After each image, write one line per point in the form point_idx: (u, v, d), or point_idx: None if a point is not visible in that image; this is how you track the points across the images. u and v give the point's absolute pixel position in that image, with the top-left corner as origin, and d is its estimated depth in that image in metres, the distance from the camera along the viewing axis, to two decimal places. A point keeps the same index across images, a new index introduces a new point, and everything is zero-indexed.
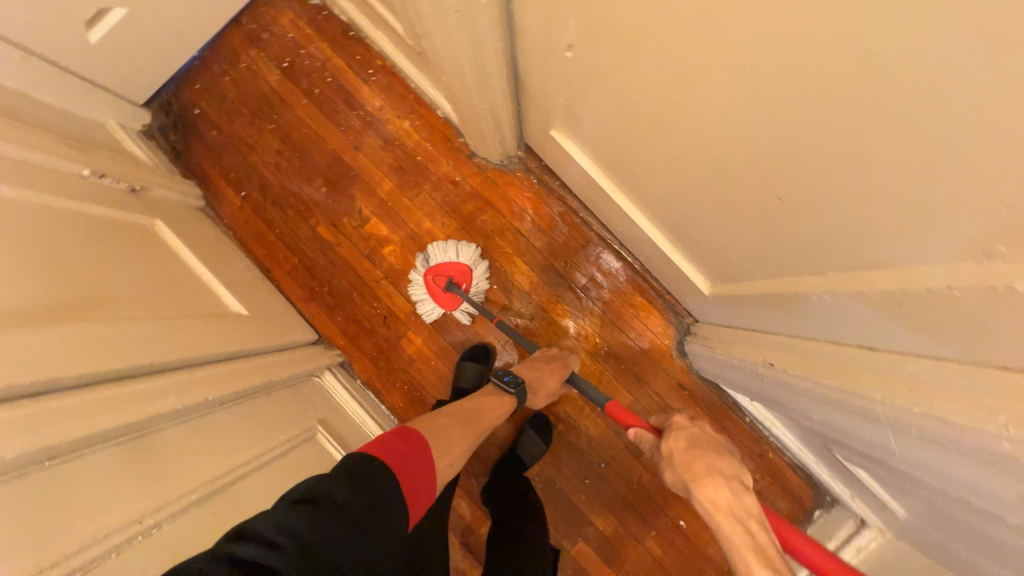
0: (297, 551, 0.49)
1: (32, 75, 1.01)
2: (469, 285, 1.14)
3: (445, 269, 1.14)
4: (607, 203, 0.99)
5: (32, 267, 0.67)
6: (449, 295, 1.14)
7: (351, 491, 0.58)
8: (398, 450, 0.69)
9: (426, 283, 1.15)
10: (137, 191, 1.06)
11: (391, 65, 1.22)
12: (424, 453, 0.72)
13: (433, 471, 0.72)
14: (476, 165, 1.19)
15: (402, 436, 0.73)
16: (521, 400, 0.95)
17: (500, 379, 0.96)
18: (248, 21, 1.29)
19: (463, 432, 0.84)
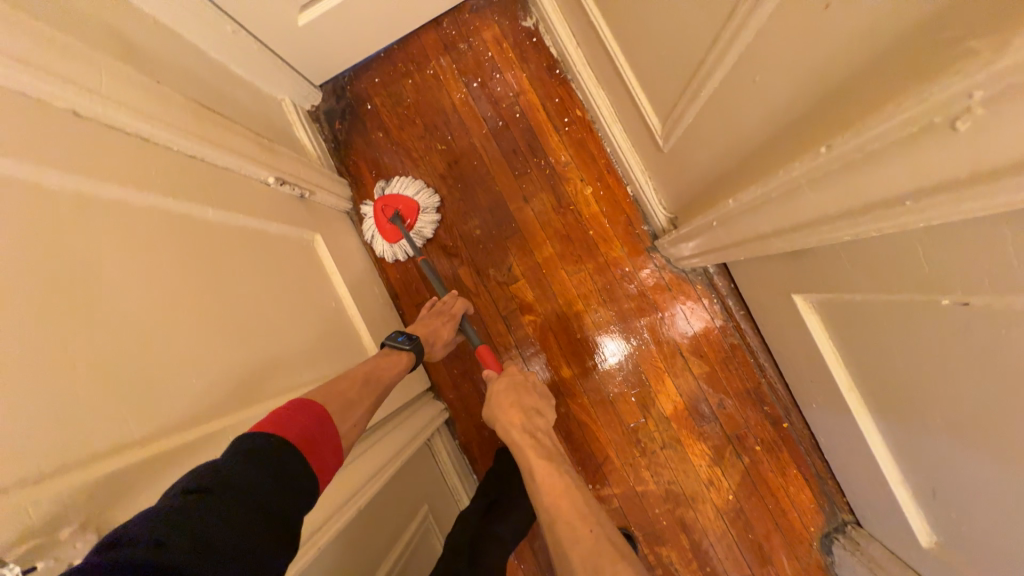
0: (188, 542, 0.39)
1: (236, 50, 0.94)
2: (414, 222, 1.13)
3: (395, 201, 1.12)
4: (814, 378, 0.84)
5: (221, 328, 0.62)
6: (393, 227, 1.13)
7: (251, 469, 0.48)
8: (294, 425, 0.55)
9: (373, 211, 1.14)
10: (305, 198, 0.99)
11: (591, 121, 1.09)
12: (330, 421, 0.60)
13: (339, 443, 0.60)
14: (653, 260, 1.06)
15: (297, 409, 0.58)
16: (417, 356, 0.87)
17: (395, 340, 0.87)
18: (448, 24, 1.17)
19: (366, 393, 0.72)
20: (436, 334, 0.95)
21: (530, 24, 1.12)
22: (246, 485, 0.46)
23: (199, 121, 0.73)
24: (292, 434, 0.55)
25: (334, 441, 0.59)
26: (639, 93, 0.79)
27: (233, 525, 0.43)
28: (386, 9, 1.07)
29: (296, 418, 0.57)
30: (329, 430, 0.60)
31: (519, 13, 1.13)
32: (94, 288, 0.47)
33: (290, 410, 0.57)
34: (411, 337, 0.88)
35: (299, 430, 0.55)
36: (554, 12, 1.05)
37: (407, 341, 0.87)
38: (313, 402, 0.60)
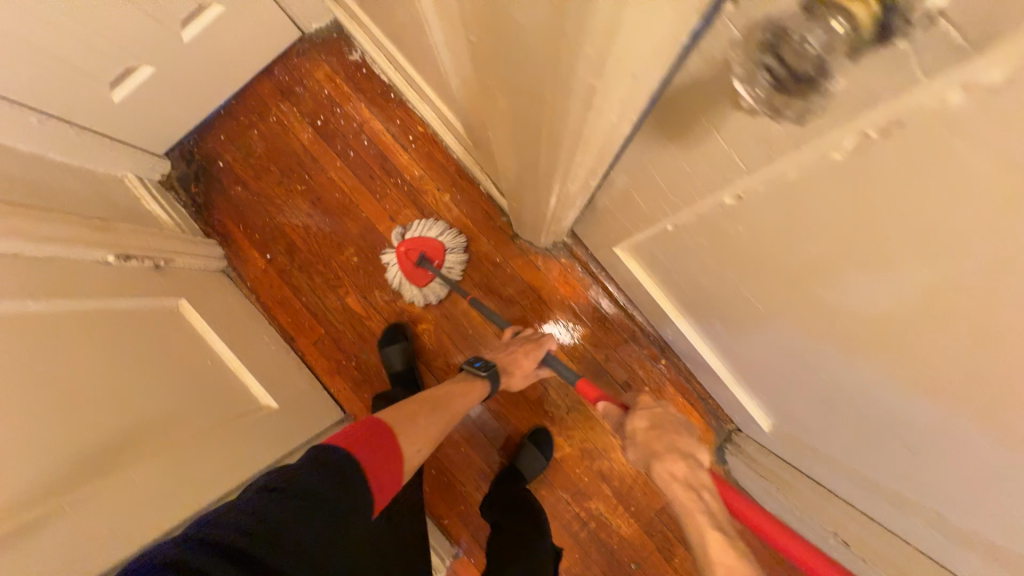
0: (250, 539, 0.51)
1: (50, 138, 0.94)
2: (442, 263, 1.12)
3: (423, 245, 1.12)
4: (662, 315, 0.95)
5: (59, 410, 0.63)
6: (421, 270, 1.12)
7: (324, 477, 0.59)
8: (376, 445, 0.69)
9: (399, 253, 1.12)
10: (162, 267, 0.98)
11: (434, 134, 1.16)
12: (384, 430, 0.73)
13: (399, 452, 0.72)
14: (520, 247, 1.14)
15: (370, 429, 0.72)
16: (493, 383, 0.96)
17: (473, 367, 0.97)
18: (280, 71, 1.21)
19: (437, 416, 0.84)
20: (515, 362, 0.99)
21: (357, 57, 1.19)
22: (337, 492, 0.60)
23: (9, 217, 0.72)
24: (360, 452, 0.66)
25: (393, 449, 0.72)
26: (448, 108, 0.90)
27: (290, 524, 0.54)
28: (208, 70, 1.09)
29: (364, 438, 0.69)
30: (388, 448, 0.71)
31: (344, 49, 1.19)
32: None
33: (365, 429, 0.71)
34: (484, 363, 0.98)
35: (354, 442, 0.67)
36: (370, 42, 1.12)
37: (481, 369, 0.96)
38: (375, 420, 0.74)
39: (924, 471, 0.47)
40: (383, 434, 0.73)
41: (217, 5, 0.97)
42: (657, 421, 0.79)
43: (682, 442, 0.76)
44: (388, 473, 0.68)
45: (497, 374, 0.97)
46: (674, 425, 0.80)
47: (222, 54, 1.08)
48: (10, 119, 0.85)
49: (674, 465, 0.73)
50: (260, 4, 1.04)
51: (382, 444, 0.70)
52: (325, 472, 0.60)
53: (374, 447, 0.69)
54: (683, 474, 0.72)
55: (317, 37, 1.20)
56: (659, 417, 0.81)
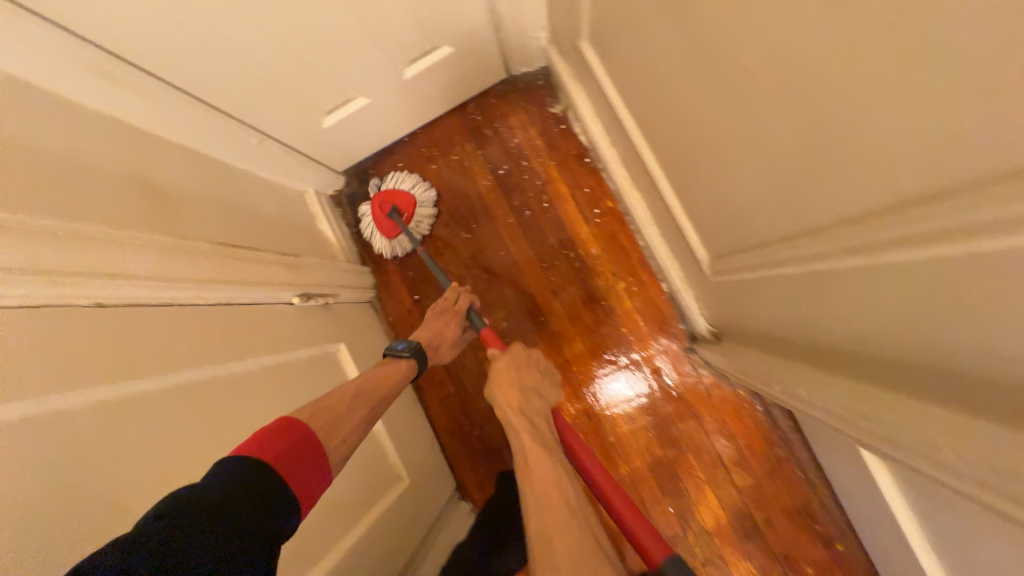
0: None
1: (260, 157, 0.92)
2: (412, 217, 1.11)
3: (394, 198, 1.10)
4: (878, 517, 0.77)
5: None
6: (391, 223, 1.10)
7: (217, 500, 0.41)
8: (281, 450, 0.49)
9: (372, 206, 1.11)
10: (328, 306, 0.95)
11: (624, 213, 1.04)
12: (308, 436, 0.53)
13: (317, 454, 0.53)
14: (691, 361, 1.00)
15: (281, 433, 0.52)
16: (421, 362, 0.85)
17: (394, 349, 0.86)
18: (473, 109, 1.14)
19: (357, 406, 0.66)
20: (436, 336, 0.94)
21: (558, 111, 1.09)
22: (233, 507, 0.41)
23: (222, 261, 0.70)
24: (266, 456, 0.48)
25: (314, 452, 0.53)
26: (686, 223, 0.78)
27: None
28: (411, 105, 1.04)
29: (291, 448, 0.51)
30: (306, 451, 0.52)
31: (547, 99, 1.09)
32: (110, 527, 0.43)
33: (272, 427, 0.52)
34: (410, 344, 0.87)
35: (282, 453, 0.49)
36: (584, 102, 1.01)
37: (404, 349, 0.85)
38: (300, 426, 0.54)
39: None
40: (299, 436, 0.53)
41: (445, 47, 0.91)
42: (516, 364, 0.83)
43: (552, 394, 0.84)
44: (308, 485, 0.50)
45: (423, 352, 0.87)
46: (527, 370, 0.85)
47: (429, 91, 1.02)
48: (233, 139, 0.85)
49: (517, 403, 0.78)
50: (483, 47, 0.96)
51: (301, 449, 0.51)
52: (215, 486, 0.42)
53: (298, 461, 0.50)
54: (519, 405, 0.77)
55: (521, 81, 1.11)
56: (517, 361, 0.84)
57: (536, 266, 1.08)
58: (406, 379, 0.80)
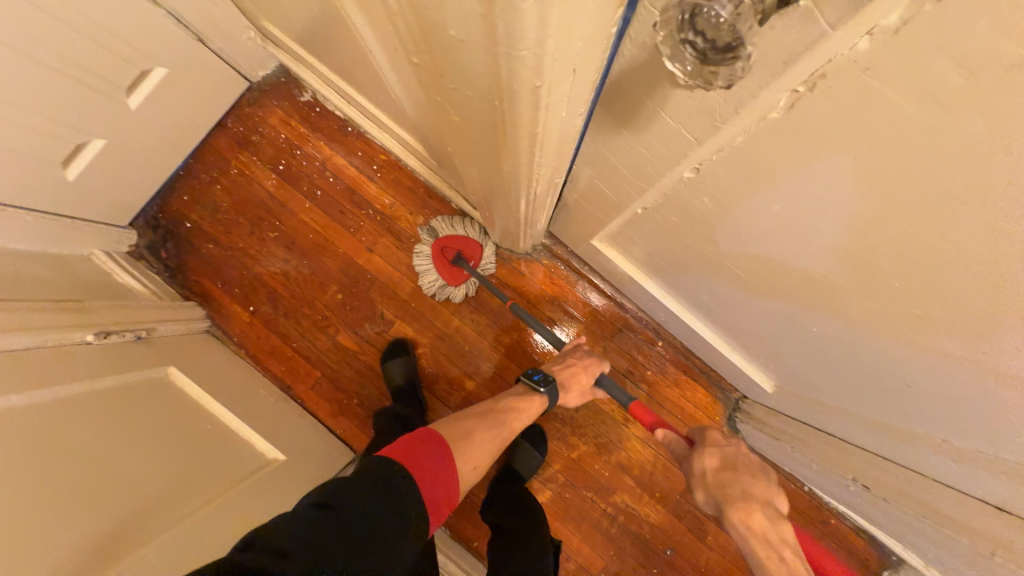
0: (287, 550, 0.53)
1: (9, 228, 0.91)
2: (478, 262, 1.13)
3: (454, 243, 1.12)
4: (651, 298, 0.97)
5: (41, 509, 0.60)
6: (456, 268, 1.12)
7: (372, 493, 0.63)
8: (421, 457, 0.71)
9: (434, 250, 1.12)
10: (144, 338, 0.97)
11: (397, 160, 1.18)
12: (441, 447, 0.75)
13: (449, 461, 0.74)
14: (501, 256, 1.16)
15: (426, 442, 0.75)
16: (552, 400, 0.91)
17: (533, 379, 0.93)
18: (233, 123, 1.20)
19: (483, 435, 0.82)
20: (571, 377, 0.95)
21: (308, 97, 1.19)
22: (377, 496, 0.64)
23: None
24: (420, 462, 0.71)
25: (442, 460, 0.74)
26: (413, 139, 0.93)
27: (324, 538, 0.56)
28: (159, 134, 1.09)
29: (421, 456, 0.72)
30: (443, 459, 0.74)
31: (294, 92, 1.20)
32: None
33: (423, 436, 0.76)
34: (545, 377, 0.94)
35: (419, 459, 0.71)
36: (319, 81, 1.13)
37: (541, 384, 0.92)
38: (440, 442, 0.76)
39: (943, 412, 0.48)
40: (440, 447, 0.75)
41: (160, 68, 0.97)
42: (730, 463, 0.67)
43: (760, 487, 0.63)
44: (433, 483, 0.71)
45: (558, 390, 0.94)
46: (752, 469, 0.66)
47: (170, 116, 1.08)
48: None
49: (750, 514, 0.60)
50: (200, 60, 1.04)
51: (433, 456, 0.73)
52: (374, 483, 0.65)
53: (429, 466, 0.72)
54: (763, 527, 0.59)
55: (264, 84, 1.20)
56: (733, 458, 0.68)
57: (347, 234, 1.17)
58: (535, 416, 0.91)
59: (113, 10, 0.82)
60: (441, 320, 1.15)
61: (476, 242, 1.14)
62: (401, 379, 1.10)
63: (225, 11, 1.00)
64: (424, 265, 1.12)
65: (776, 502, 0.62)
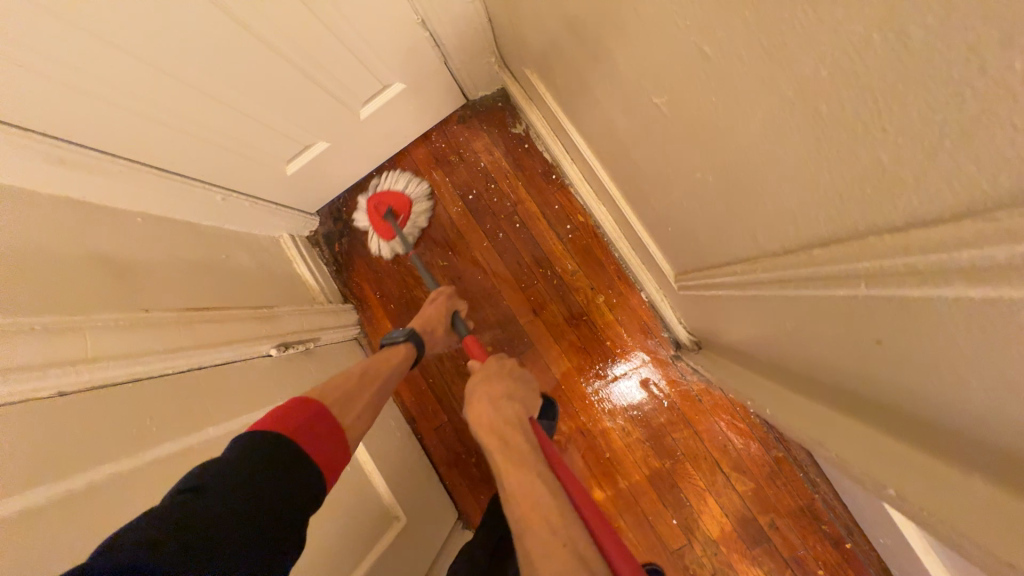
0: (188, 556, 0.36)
1: (227, 212, 0.93)
2: (407, 218, 1.10)
3: (386, 198, 1.10)
4: (877, 511, 0.76)
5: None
6: (386, 224, 1.09)
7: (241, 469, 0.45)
8: (294, 417, 0.55)
9: (367, 209, 1.10)
10: (310, 350, 0.96)
11: (596, 225, 1.04)
12: (327, 412, 0.59)
13: (338, 427, 0.59)
14: (679, 369, 0.99)
15: (297, 406, 0.57)
16: (416, 346, 0.85)
17: (389, 337, 0.86)
18: (437, 137, 1.14)
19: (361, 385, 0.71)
20: (428, 322, 0.93)
21: (520, 130, 1.09)
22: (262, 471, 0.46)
23: (192, 329, 0.70)
24: (290, 426, 0.53)
25: (331, 429, 0.58)
26: (649, 242, 0.75)
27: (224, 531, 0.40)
28: (373, 142, 1.05)
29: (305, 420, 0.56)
30: (325, 424, 0.58)
31: (508, 120, 1.10)
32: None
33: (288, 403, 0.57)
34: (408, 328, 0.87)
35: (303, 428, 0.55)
36: (542, 122, 1.01)
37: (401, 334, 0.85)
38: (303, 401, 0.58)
39: None
40: (317, 410, 0.58)
41: (397, 83, 0.92)
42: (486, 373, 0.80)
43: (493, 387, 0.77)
44: (332, 450, 0.56)
45: (422, 338, 0.88)
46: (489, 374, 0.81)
47: (390, 126, 1.03)
48: (197, 198, 0.85)
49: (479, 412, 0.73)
50: (435, 78, 0.97)
51: (306, 415, 0.56)
52: (237, 461, 0.46)
53: (325, 433, 0.57)
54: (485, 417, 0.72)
55: (480, 105, 1.12)
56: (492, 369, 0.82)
57: (517, 288, 1.08)
58: (404, 365, 0.83)
59: (378, 21, 0.77)
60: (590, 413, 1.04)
61: (410, 197, 1.11)
62: None
63: (479, 34, 0.90)
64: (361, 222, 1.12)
65: (509, 412, 0.73)
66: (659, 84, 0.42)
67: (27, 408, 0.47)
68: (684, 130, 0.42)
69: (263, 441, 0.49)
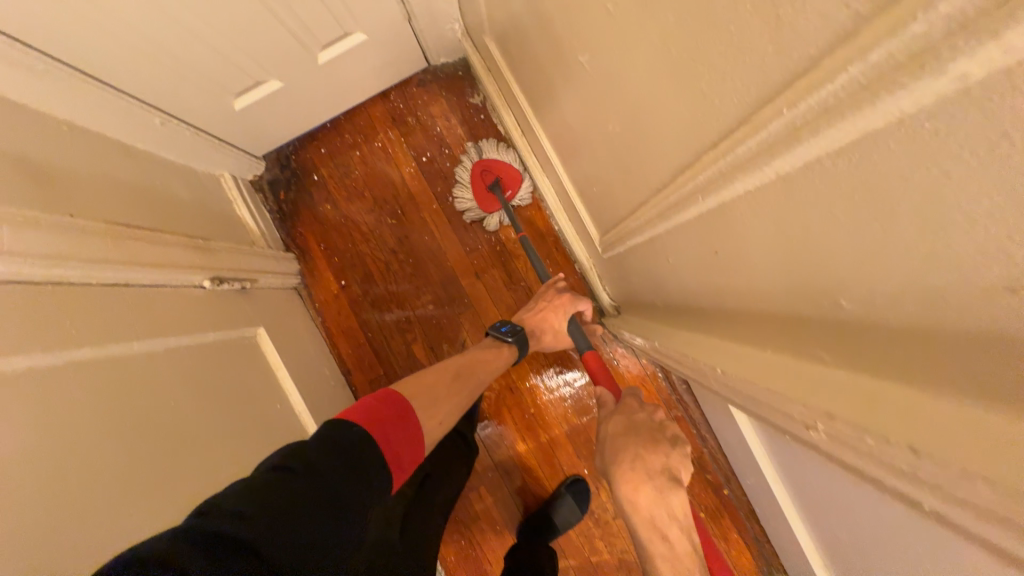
0: (261, 525, 0.39)
1: (165, 137, 0.90)
2: (515, 193, 1.09)
3: (496, 167, 1.06)
4: (744, 456, 0.90)
5: (153, 472, 0.59)
6: (491, 197, 1.09)
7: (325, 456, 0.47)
8: (367, 416, 0.56)
9: (472, 174, 1.08)
10: (247, 290, 0.95)
11: (540, 198, 1.12)
12: (404, 415, 0.60)
13: (411, 428, 0.59)
14: (601, 336, 1.10)
15: (379, 402, 0.60)
16: (522, 346, 0.90)
17: (498, 332, 0.91)
18: (396, 97, 1.16)
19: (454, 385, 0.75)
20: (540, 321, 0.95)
21: (478, 100, 1.14)
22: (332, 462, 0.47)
23: (121, 244, 0.69)
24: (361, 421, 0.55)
25: (405, 428, 0.59)
26: (582, 208, 0.84)
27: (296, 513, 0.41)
28: (328, 91, 1.06)
29: (389, 420, 0.57)
30: (400, 425, 0.58)
31: (466, 89, 1.14)
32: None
33: (371, 400, 0.59)
34: (512, 327, 0.92)
35: (389, 436, 0.55)
36: (498, 94, 1.07)
37: (508, 334, 0.91)
38: (397, 399, 0.61)
39: None
40: (397, 409, 0.60)
41: (359, 33, 0.94)
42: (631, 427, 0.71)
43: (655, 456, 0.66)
44: (404, 448, 0.56)
45: (526, 341, 0.91)
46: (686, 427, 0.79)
47: (348, 78, 1.04)
48: (131, 117, 0.82)
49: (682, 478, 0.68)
50: (397, 35, 1.00)
51: (380, 416, 0.57)
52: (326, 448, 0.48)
53: (398, 426, 0.58)
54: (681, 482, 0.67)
55: (441, 71, 1.15)
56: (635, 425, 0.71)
57: (461, 250, 1.14)
58: (507, 364, 0.89)
59: None
60: (517, 372, 1.12)
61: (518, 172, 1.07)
62: (470, 400, 1.07)
63: (445, 1, 0.94)
64: (463, 198, 1.11)
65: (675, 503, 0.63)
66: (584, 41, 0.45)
67: None
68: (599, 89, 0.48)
69: (340, 432, 0.51)
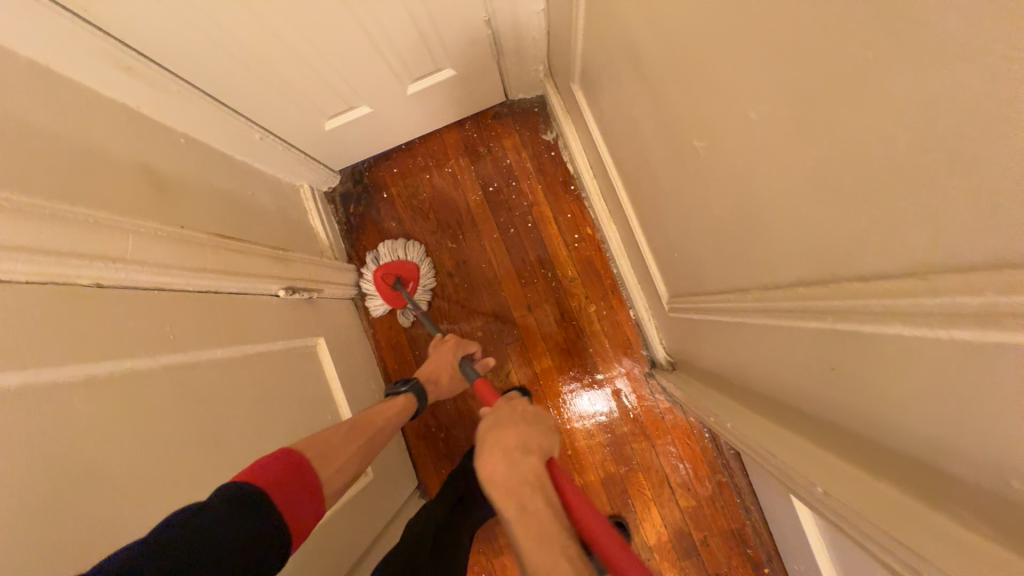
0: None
1: (261, 151, 0.96)
2: (415, 286, 1.14)
3: (395, 268, 1.12)
4: (795, 539, 0.85)
5: (220, 478, 0.62)
6: (396, 293, 1.14)
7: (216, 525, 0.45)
8: (269, 477, 0.54)
9: (375, 280, 1.14)
10: (312, 300, 1.00)
11: (601, 240, 1.12)
12: (306, 472, 0.59)
13: (316, 489, 0.58)
14: (649, 387, 1.08)
15: (285, 463, 0.57)
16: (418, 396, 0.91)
17: (395, 387, 0.92)
18: (471, 127, 1.20)
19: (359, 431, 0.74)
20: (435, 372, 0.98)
21: (550, 138, 1.16)
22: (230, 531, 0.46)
23: (217, 254, 0.74)
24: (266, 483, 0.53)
25: (309, 488, 0.58)
26: (652, 263, 0.83)
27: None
28: (410, 118, 1.10)
29: (291, 479, 0.56)
30: (303, 485, 0.57)
31: (540, 126, 1.16)
32: (91, 500, 0.46)
33: (273, 459, 0.57)
34: (407, 379, 0.93)
35: (291, 497, 0.55)
36: (574, 135, 1.08)
37: (402, 385, 0.92)
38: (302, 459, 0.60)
39: None
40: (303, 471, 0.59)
41: (449, 69, 0.97)
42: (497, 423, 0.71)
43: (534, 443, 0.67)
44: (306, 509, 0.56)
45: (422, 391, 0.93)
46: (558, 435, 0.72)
47: (430, 107, 1.09)
48: (237, 133, 0.88)
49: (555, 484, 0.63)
50: (484, 73, 1.03)
51: (287, 478, 0.56)
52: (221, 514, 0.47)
53: (299, 485, 0.57)
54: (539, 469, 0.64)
55: (517, 106, 1.18)
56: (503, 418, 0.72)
57: (516, 282, 1.15)
58: (404, 416, 0.87)
59: (448, 10, 0.83)
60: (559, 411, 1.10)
61: (416, 263, 1.14)
62: None
63: (534, 44, 0.97)
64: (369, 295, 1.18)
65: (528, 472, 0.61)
66: (704, 127, 0.45)
67: (69, 292, 0.51)
68: (707, 172, 0.47)
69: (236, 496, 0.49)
